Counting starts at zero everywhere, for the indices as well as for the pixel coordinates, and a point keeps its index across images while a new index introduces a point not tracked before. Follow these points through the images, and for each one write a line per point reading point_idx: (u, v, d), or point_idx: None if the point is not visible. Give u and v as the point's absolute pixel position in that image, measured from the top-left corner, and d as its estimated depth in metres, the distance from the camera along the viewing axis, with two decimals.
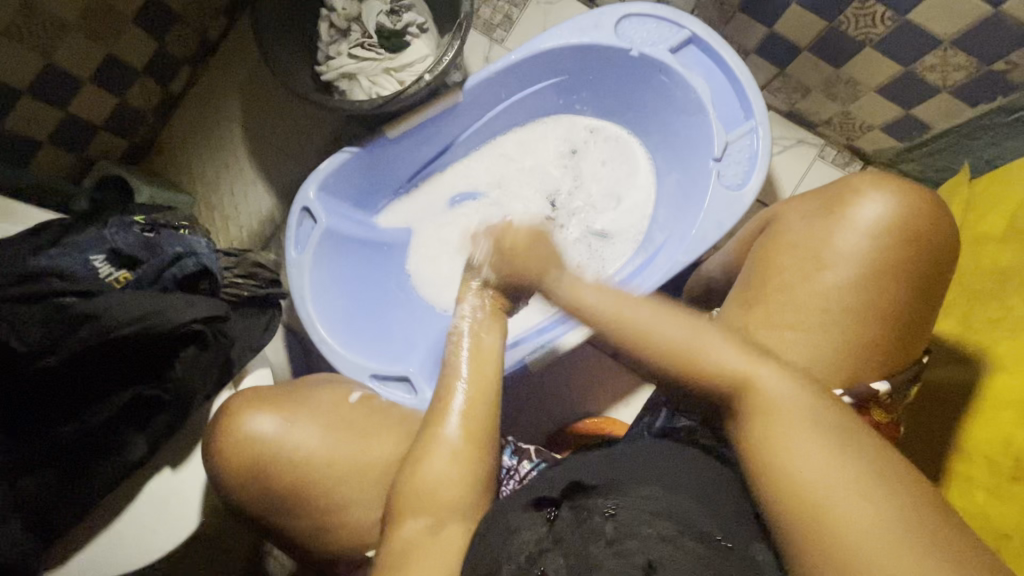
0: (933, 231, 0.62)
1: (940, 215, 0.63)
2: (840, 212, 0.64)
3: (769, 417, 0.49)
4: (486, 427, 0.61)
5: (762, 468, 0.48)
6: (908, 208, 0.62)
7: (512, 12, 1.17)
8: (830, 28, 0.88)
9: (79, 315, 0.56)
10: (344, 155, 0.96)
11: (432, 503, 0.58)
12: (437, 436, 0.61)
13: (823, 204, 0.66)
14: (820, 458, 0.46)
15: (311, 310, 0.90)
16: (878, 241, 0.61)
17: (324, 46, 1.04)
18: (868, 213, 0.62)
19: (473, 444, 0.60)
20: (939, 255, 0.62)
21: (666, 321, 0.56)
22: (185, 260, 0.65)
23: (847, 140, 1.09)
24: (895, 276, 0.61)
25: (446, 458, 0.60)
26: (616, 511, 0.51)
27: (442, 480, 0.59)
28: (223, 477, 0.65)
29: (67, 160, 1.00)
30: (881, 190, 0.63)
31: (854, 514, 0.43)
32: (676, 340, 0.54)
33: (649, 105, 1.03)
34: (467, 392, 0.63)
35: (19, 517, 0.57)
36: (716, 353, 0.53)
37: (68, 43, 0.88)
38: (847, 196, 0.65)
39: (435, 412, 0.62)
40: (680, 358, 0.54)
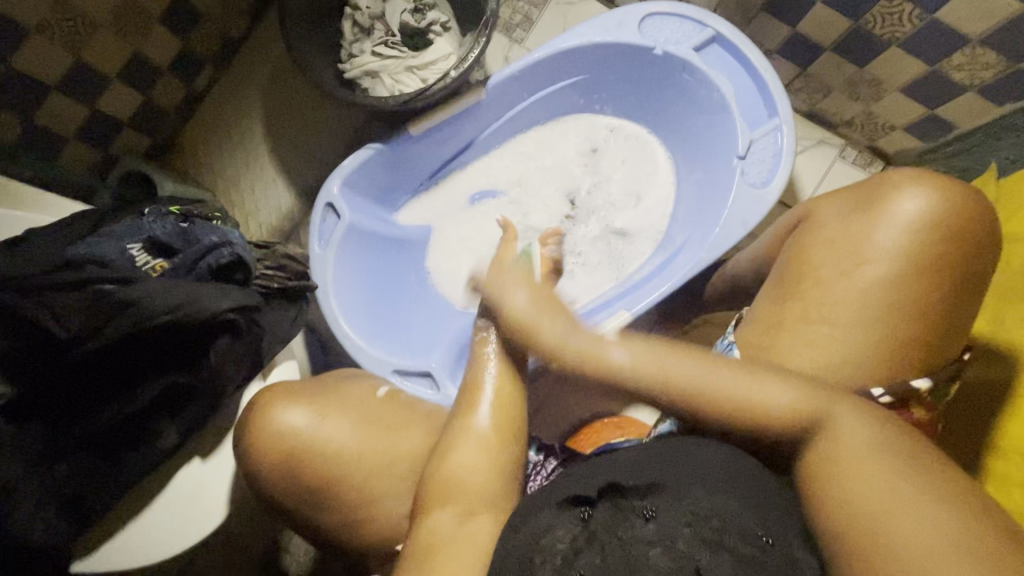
0: (973, 228, 0.62)
1: (979, 211, 0.62)
2: (878, 207, 0.64)
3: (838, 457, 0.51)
4: (516, 418, 0.62)
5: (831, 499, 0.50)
6: (947, 204, 0.61)
7: (533, 12, 1.18)
8: (856, 27, 0.88)
9: (119, 301, 0.56)
10: (368, 151, 0.96)
11: (463, 499, 0.58)
12: (465, 426, 0.62)
13: (860, 200, 0.66)
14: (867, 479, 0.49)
15: (334, 305, 0.90)
16: (916, 237, 0.61)
17: (347, 45, 1.04)
18: (907, 209, 0.62)
19: (501, 440, 0.61)
20: (977, 251, 0.62)
21: (680, 361, 0.58)
22: (220, 249, 0.64)
23: (868, 141, 1.09)
24: (932, 273, 0.61)
25: (473, 446, 0.60)
26: (654, 513, 0.52)
27: (471, 473, 0.59)
28: (256, 470, 0.64)
29: (92, 155, 1.01)
30: (921, 186, 0.63)
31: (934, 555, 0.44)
32: (750, 393, 0.55)
33: (671, 103, 1.04)
34: (501, 387, 0.64)
35: (54, 505, 0.57)
36: (765, 398, 0.55)
37: (97, 39, 0.89)
38: (883, 192, 0.65)
39: (463, 406, 0.63)
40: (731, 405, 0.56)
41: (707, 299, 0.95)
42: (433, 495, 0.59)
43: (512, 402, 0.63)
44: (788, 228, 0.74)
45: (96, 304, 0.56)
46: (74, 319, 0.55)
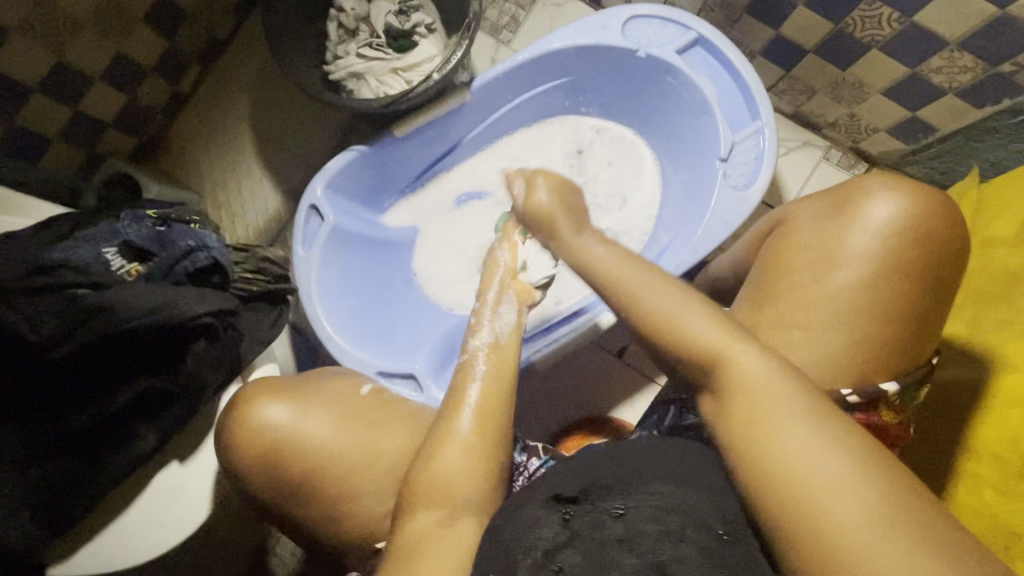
0: (945, 232, 0.62)
1: (951, 215, 0.63)
2: (852, 211, 0.65)
3: (746, 395, 0.50)
4: (499, 421, 0.62)
5: (729, 435, 0.50)
6: (919, 208, 0.62)
7: (520, 14, 1.18)
8: (837, 30, 0.89)
9: (93, 306, 0.56)
10: (353, 153, 0.97)
11: (443, 499, 0.59)
12: (454, 428, 0.61)
13: (835, 204, 0.67)
14: (806, 449, 0.46)
15: (318, 307, 0.90)
16: (888, 241, 0.62)
17: (333, 46, 1.04)
18: (881, 214, 0.63)
19: (484, 440, 0.61)
20: (948, 254, 0.62)
21: (658, 292, 0.56)
22: (198, 253, 0.65)
23: (853, 143, 1.10)
24: (905, 276, 0.61)
25: (458, 449, 0.60)
26: (625, 511, 0.53)
27: (452, 474, 0.59)
28: (238, 468, 0.65)
29: (77, 156, 1.01)
30: (894, 191, 0.63)
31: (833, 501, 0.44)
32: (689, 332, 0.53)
33: (656, 106, 1.04)
34: (482, 387, 0.63)
35: (30, 507, 0.58)
36: (692, 328, 0.53)
37: (80, 40, 0.89)
38: (858, 196, 0.65)
39: (447, 408, 0.63)
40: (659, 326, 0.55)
41: None
42: (416, 498, 0.59)
43: (493, 401, 0.63)
44: (766, 232, 0.75)
45: (70, 309, 0.56)
46: (47, 324, 0.55)
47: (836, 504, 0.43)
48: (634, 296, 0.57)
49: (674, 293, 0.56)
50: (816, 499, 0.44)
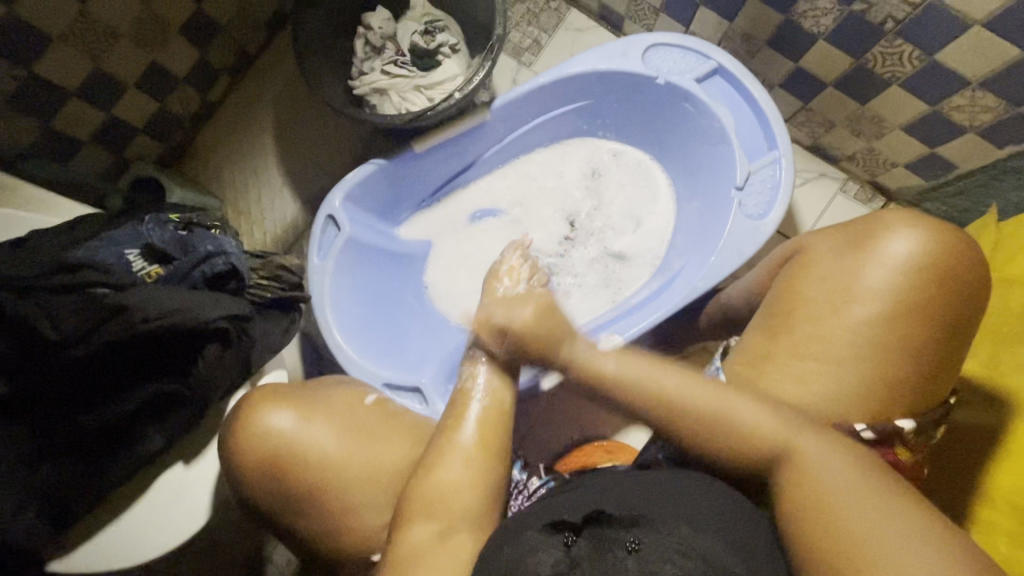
0: (965, 273, 0.61)
1: (970, 257, 0.62)
2: (870, 247, 0.64)
3: (798, 460, 0.56)
4: (498, 441, 0.63)
5: (786, 493, 0.55)
6: (940, 247, 0.61)
7: (542, 37, 1.21)
8: (857, 65, 0.89)
9: (111, 306, 0.57)
10: (371, 167, 0.98)
11: (442, 513, 0.58)
12: (457, 445, 0.62)
13: (851, 241, 0.66)
14: (867, 524, 0.50)
15: (330, 316, 0.91)
16: (907, 280, 0.61)
17: (358, 62, 1.07)
18: (898, 252, 0.62)
19: (486, 455, 0.62)
20: (967, 293, 0.62)
21: (700, 390, 0.61)
22: (215, 259, 0.65)
23: (870, 176, 1.10)
24: (921, 315, 0.60)
25: (456, 468, 0.60)
26: (637, 545, 0.53)
27: (452, 488, 0.59)
28: (238, 472, 0.65)
29: (106, 159, 1.04)
30: (912, 230, 0.63)
31: (855, 513, 0.51)
32: (726, 415, 0.59)
33: (673, 131, 1.05)
34: (485, 404, 0.66)
35: (34, 505, 0.57)
36: (750, 422, 0.58)
37: (117, 49, 0.93)
38: (876, 232, 0.65)
39: (448, 421, 0.65)
40: (720, 425, 0.59)
41: (703, 324, 0.95)
42: (416, 513, 0.58)
43: (492, 421, 0.64)
44: (778, 264, 0.75)
45: (87, 308, 0.57)
46: (65, 322, 0.56)
47: None
48: (687, 409, 0.60)
49: (711, 389, 0.61)
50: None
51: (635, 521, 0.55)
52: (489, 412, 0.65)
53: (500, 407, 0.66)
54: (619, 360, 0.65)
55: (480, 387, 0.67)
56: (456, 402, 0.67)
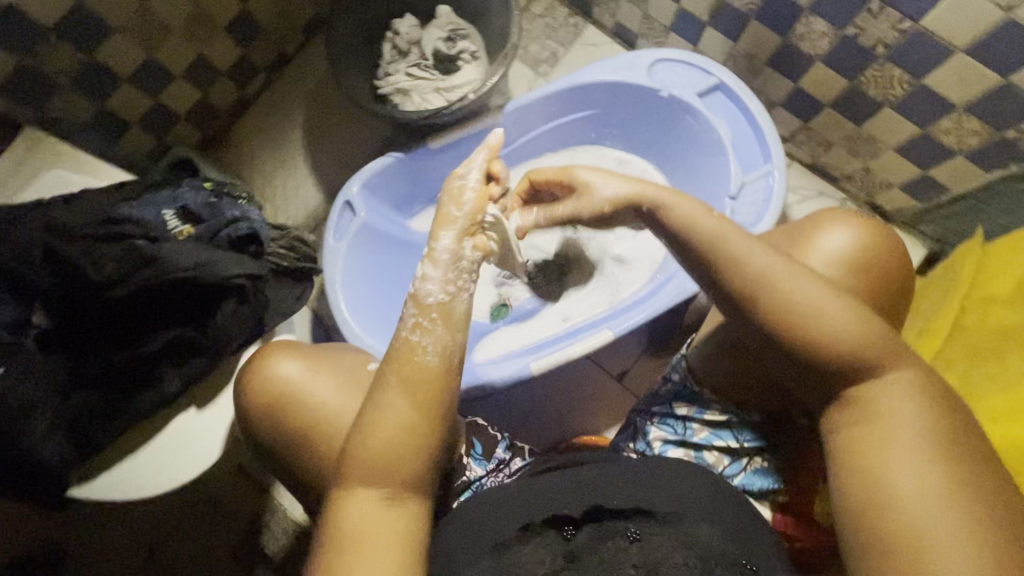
0: (889, 267, 0.70)
1: (895, 252, 0.70)
2: (809, 238, 0.71)
3: (872, 398, 0.56)
4: (437, 400, 0.60)
5: (853, 426, 0.57)
6: (867, 241, 0.69)
7: (558, 51, 1.29)
8: (851, 87, 0.94)
9: (146, 256, 0.65)
10: (388, 159, 1.06)
11: (387, 476, 0.58)
12: (395, 402, 0.59)
13: (793, 235, 0.74)
14: (912, 465, 0.52)
15: (340, 293, 0.97)
16: (840, 269, 0.68)
17: (385, 64, 1.15)
18: (833, 245, 0.70)
19: (425, 417, 0.60)
20: (891, 284, 0.70)
21: (797, 283, 0.59)
22: (240, 223, 0.73)
23: (868, 197, 1.13)
24: (856, 301, 0.67)
25: (394, 422, 0.59)
26: (641, 536, 0.60)
27: (390, 450, 0.58)
28: (247, 412, 0.71)
29: (151, 141, 1.14)
30: (843, 225, 0.71)
31: (910, 468, 0.52)
32: (813, 315, 0.57)
33: (675, 143, 1.10)
34: (427, 365, 0.61)
35: (63, 427, 0.65)
36: (832, 330, 0.57)
37: (169, 40, 1.03)
38: (813, 229, 0.72)
39: (383, 379, 0.60)
40: (803, 325, 0.58)
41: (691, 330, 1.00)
42: (350, 466, 0.59)
43: (429, 380, 0.60)
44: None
45: (125, 256, 0.64)
46: (105, 263, 0.63)
47: (932, 527, 0.49)
48: (811, 308, 0.58)
49: (811, 289, 0.59)
50: (913, 515, 0.50)
51: (638, 511, 0.62)
52: (428, 371, 0.60)
53: (440, 374, 0.61)
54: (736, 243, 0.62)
55: (424, 341, 0.61)
56: (401, 353, 0.61)
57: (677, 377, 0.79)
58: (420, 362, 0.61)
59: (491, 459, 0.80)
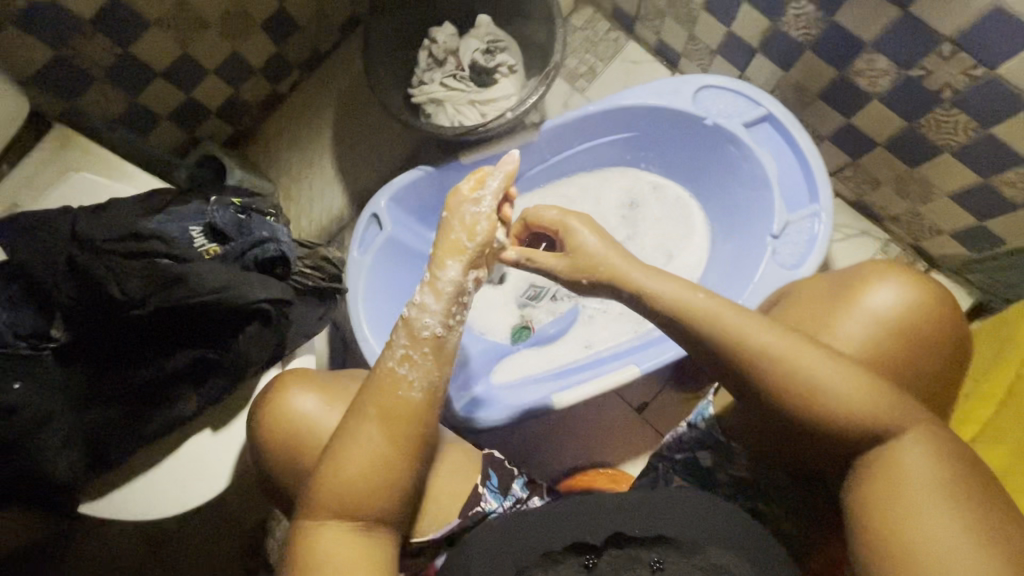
0: (939, 333, 0.63)
1: (945, 316, 0.64)
2: (854, 296, 0.66)
3: (885, 459, 0.55)
4: (407, 428, 0.58)
5: (868, 489, 0.55)
6: (919, 302, 0.64)
7: (597, 66, 1.24)
8: (910, 128, 0.89)
9: (171, 277, 0.63)
10: (418, 172, 1.03)
11: (359, 505, 0.56)
12: (370, 433, 0.57)
13: (835, 291, 0.68)
14: (931, 524, 0.50)
15: (362, 309, 0.95)
16: (881, 331, 0.63)
17: (419, 72, 1.12)
18: (878, 303, 0.64)
19: (399, 446, 0.57)
20: (939, 349, 0.63)
21: (795, 353, 0.57)
22: (267, 244, 0.70)
23: (913, 240, 1.09)
24: (897, 367, 0.62)
25: (367, 453, 0.56)
26: (661, 564, 0.60)
27: (361, 477, 0.56)
28: (263, 446, 0.68)
29: (179, 136, 1.12)
30: (892, 281, 0.65)
31: (932, 528, 0.50)
32: (814, 385, 0.56)
33: (716, 172, 1.05)
34: (404, 394, 0.59)
35: (79, 445, 0.64)
36: (837, 397, 0.55)
37: (204, 38, 1.01)
38: (859, 283, 0.67)
39: (356, 403, 0.59)
40: (804, 395, 0.56)
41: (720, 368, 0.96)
42: (318, 499, 0.56)
43: (407, 413, 0.58)
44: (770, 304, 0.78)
45: (151, 275, 0.63)
46: (130, 284, 0.62)
47: None
48: (815, 380, 0.56)
49: (812, 355, 0.57)
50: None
51: (656, 540, 0.61)
52: (409, 405, 0.58)
53: (417, 403, 0.59)
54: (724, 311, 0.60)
55: (410, 376, 0.59)
56: (384, 385, 0.59)
57: (701, 425, 0.75)
58: (404, 397, 0.59)
59: (507, 496, 0.76)
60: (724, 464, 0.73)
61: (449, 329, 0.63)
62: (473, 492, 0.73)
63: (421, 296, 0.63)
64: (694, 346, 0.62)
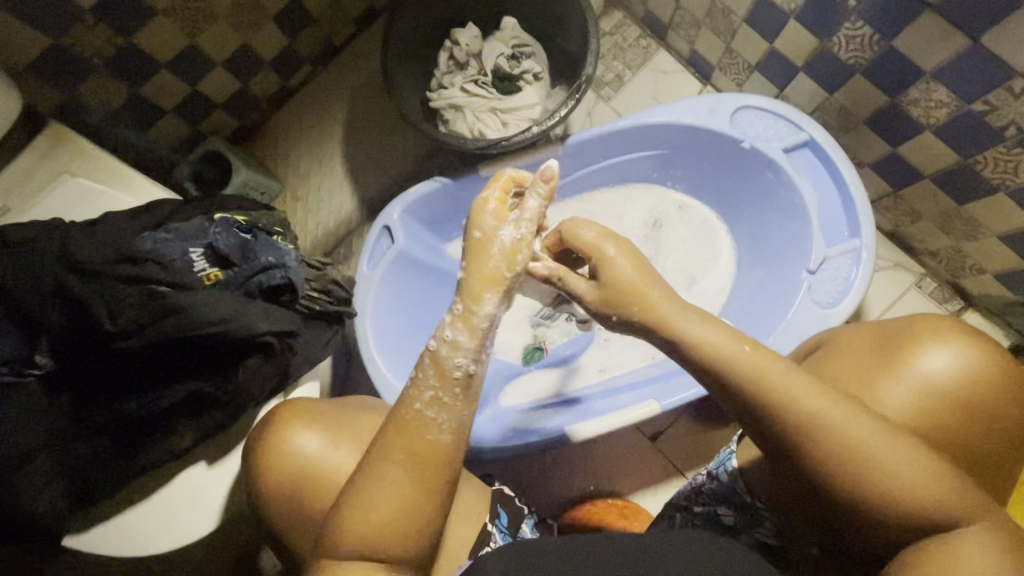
0: (997, 409, 0.57)
1: (1006, 389, 0.58)
2: (903, 357, 0.60)
3: (942, 555, 0.47)
4: (438, 475, 0.52)
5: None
6: (977, 367, 0.58)
7: (625, 74, 1.18)
8: (963, 164, 0.83)
9: (168, 307, 0.59)
10: (435, 183, 0.97)
11: (382, 553, 0.50)
12: (398, 479, 0.50)
13: (879, 347, 0.62)
14: None
15: (369, 327, 0.89)
16: (933, 396, 0.58)
17: (439, 75, 1.06)
18: (929, 365, 0.58)
19: (430, 493, 0.51)
20: (994, 426, 0.57)
21: (850, 422, 0.50)
22: (274, 272, 0.66)
23: (950, 276, 1.03)
24: (944, 439, 0.57)
25: (397, 501, 0.50)
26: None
27: (385, 525, 0.50)
28: (258, 486, 0.63)
29: (183, 131, 1.06)
30: (946, 341, 0.59)
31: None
32: (871, 460, 0.49)
33: (747, 195, 1.00)
34: (439, 437, 0.52)
35: (62, 480, 0.60)
36: (895, 476, 0.48)
37: (214, 30, 0.95)
38: (907, 341, 0.61)
39: (388, 438, 0.52)
40: (858, 470, 0.49)
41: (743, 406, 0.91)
42: (338, 543, 0.50)
43: (437, 457, 0.52)
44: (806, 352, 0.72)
45: (146, 304, 0.59)
46: (123, 314, 0.58)
47: None
48: (869, 459, 0.49)
49: (869, 427, 0.50)
50: None
51: None
52: (440, 448, 0.52)
53: (449, 448, 0.52)
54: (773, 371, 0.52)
55: (440, 418, 0.53)
56: (411, 426, 0.52)
57: (724, 476, 0.68)
58: (434, 441, 0.52)
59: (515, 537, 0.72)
60: (749, 526, 0.66)
61: (483, 365, 0.56)
62: (482, 531, 0.68)
63: (452, 332, 0.56)
64: (730, 404, 0.54)
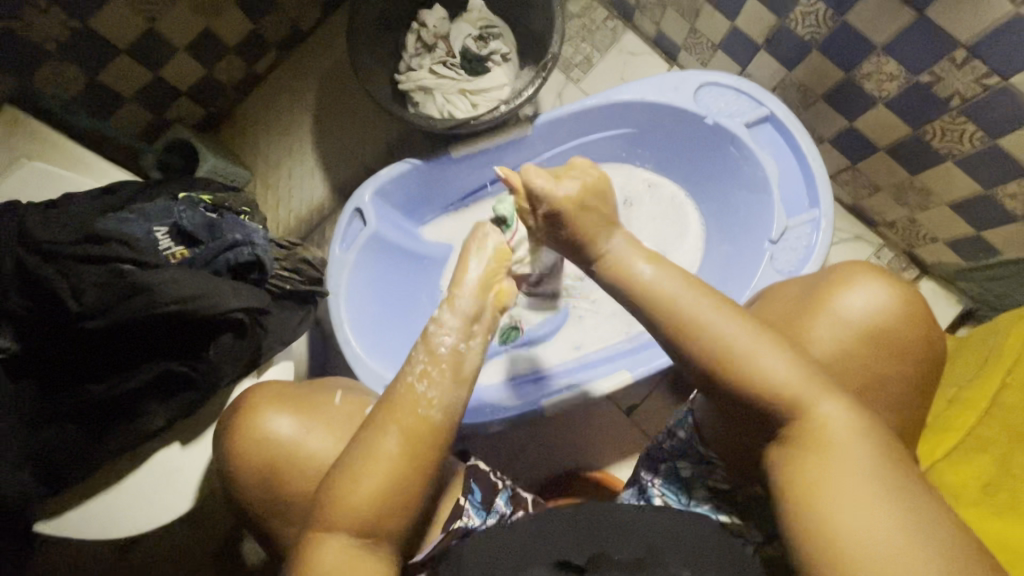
0: (917, 340, 0.61)
1: (923, 325, 0.61)
2: (826, 300, 0.63)
3: (827, 446, 0.50)
4: (426, 447, 0.54)
5: (799, 470, 0.51)
6: (902, 307, 0.61)
7: (593, 56, 1.19)
8: (914, 135, 0.87)
9: (134, 286, 0.60)
10: (406, 165, 0.97)
11: (369, 522, 0.52)
12: (386, 448, 0.53)
13: (811, 294, 0.65)
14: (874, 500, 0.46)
15: (343, 309, 0.90)
16: (866, 338, 0.61)
17: (407, 57, 1.06)
18: (860, 306, 0.61)
19: (416, 464, 0.54)
20: (919, 365, 0.61)
21: (739, 336, 0.55)
22: (242, 248, 0.67)
23: (907, 247, 1.07)
24: (880, 381, 0.61)
25: (387, 475, 0.53)
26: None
27: (370, 500, 0.52)
28: (244, 454, 0.63)
29: (146, 119, 1.04)
30: (877, 283, 0.62)
31: (863, 528, 0.46)
32: (760, 365, 0.54)
33: (710, 171, 1.03)
34: (429, 413, 0.55)
35: (30, 465, 0.60)
36: (780, 383, 0.53)
37: (175, 12, 0.93)
38: (838, 284, 0.63)
39: (385, 407, 0.55)
40: (749, 372, 0.54)
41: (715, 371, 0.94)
42: (328, 516, 0.52)
43: (428, 432, 0.55)
44: (748, 310, 0.75)
45: (112, 285, 0.60)
46: (86, 294, 0.59)
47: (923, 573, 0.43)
48: (750, 367, 0.54)
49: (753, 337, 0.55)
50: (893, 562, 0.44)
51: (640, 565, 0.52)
52: (430, 423, 0.55)
53: (433, 424, 0.55)
54: (669, 298, 0.59)
55: (430, 392, 0.56)
56: (401, 400, 0.55)
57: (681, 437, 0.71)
58: (424, 414, 0.55)
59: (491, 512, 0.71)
60: (707, 482, 0.69)
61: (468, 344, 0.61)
62: (454, 507, 0.69)
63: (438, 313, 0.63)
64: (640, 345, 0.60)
